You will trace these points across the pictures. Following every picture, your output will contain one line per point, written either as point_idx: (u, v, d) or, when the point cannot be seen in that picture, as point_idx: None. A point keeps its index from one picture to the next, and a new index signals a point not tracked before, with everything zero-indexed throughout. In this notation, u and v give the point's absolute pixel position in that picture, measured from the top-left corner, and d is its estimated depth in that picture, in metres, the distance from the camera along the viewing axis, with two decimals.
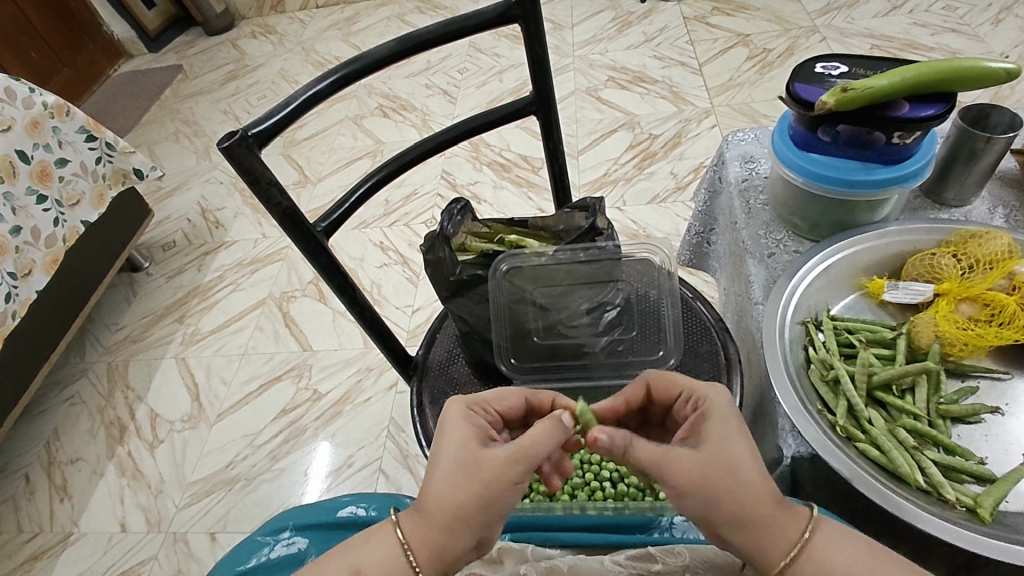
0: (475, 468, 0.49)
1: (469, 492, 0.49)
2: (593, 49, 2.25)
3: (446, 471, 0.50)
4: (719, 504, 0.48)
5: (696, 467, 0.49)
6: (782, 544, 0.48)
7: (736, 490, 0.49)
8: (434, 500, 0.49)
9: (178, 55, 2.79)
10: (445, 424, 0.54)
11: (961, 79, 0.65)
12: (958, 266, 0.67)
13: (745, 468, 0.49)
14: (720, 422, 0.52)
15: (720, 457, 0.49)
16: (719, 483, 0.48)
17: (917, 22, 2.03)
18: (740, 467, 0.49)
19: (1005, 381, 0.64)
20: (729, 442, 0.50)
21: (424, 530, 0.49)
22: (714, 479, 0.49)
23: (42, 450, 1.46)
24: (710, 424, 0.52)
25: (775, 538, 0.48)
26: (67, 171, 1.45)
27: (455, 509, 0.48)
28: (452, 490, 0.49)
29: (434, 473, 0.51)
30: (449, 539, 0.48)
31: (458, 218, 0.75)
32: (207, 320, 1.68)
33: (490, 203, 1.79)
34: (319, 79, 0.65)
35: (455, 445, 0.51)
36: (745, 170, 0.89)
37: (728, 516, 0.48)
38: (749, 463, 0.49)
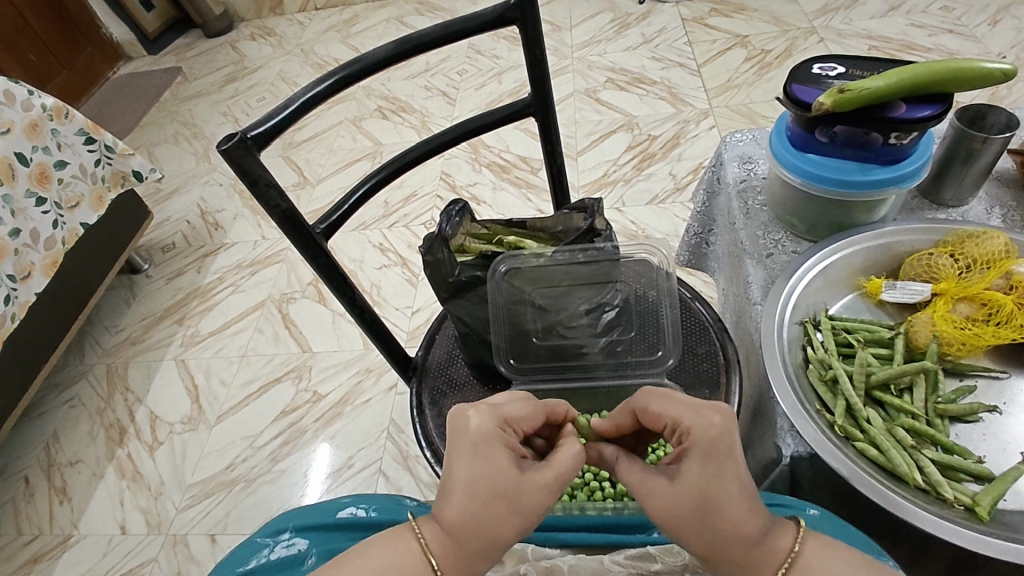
0: (509, 493, 0.47)
1: (504, 514, 0.47)
2: (592, 50, 2.26)
3: (478, 489, 0.47)
4: (700, 538, 0.46)
5: (673, 502, 0.46)
6: (772, 562, 0.46)
7: (726, 511, 0.45)
8: (463, 518, 0.47)
9: (177, 57, 2.79)
10: (473, 433, 0.50)
11: (958, 80, 0.65)
12: (956, 266, 0.68)
13: (726, 508, 0.45)
14: (698, 458, 0.46)
15: (695, 496, 0.45)
16: (698, 520, 0.46)
17: (915, 23, 2.03)
18: (721, 506, 0.45)
19: (1003, 380, 0.65)
20: (703, 479, 0.46)
21: (450, 545, 0.47)
22: (690, 516, 0.46)
23: (42, 452, 1.46)
24: (693, 450, 0.47)
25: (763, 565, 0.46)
26: (66, 173, 1.45)
27: (485, 530, 0.47)
28: (483, 512, 0.47)
29: (463, 489, 0.48)
30: (476, 556, 0.47)
31: (457, 219, 0.75)
32: (207, 322, 1.68)
33: (489, 204, 1.80)
34: (318, 82, 0.66)
35: (489, 464, 0.48)
36: (744, 170, 0.89)
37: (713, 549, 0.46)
38: (730, 502, 0.45)
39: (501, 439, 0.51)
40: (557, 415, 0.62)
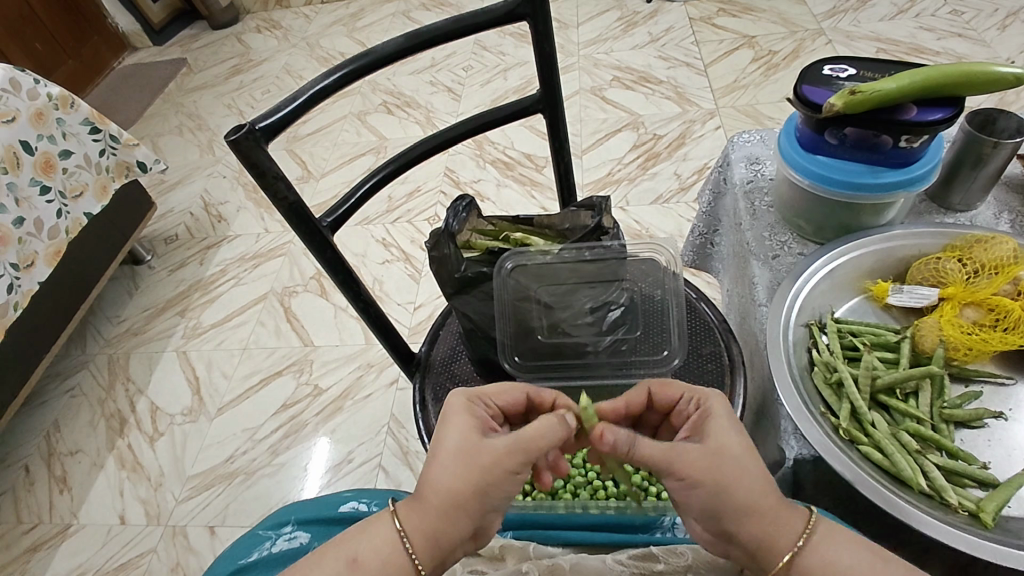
0: (475, 455, 0.51)
1: (469, 475, 0.50)
2: (598, 49, 2.25)
3: (446, 459, 0.51)
4: (723, 500, 0.49)
5: (704, 462, 0.50)
6: (790, 530, 0.50)
7: (740, 475, 0.50)
8: (433, 489, 0.51)
9: (182, 49, 2.78)
10: (447, 415, 0.55)
11: (970, 83, 0.65)
12: (963, 271, 0.67)
13: (747, 465, 0.50)
14: (720, 419, 0.53)
15: (726, 453, 0.50)
16: (727, 478, 0.50)
17: (924, 26, 2.02)
18: (738, 465, 0.50)
19: (1009, 386, 0.64)
20: (731, 436, 0.52)
21: (419, 514, 0.51)
22: (721, 472, 0.50)
23: (42, 441, 1.46)
24: (711, 420, 0.54)
25: (773, 531, 0.49)
26: (71, 163, 1.45)
27: (451, 495, 0.50)
28: (449, 478, 0.50)
29: (435, 463, 0.52)
30: (444, 522, 0.50)
31: (464, 215, 0.75)
32: (209, 314, 1.68)
33: (493, 201, 1.79)
34: (328, 74, 0.65)
35: (455, 434, 0.53)
36: (751, 171, 0.89)
37: (733, 512, 0.49)
38: (750, 459, 0.51)
39: (463, 410, 0.56)
40: (544, 400, 0.64)
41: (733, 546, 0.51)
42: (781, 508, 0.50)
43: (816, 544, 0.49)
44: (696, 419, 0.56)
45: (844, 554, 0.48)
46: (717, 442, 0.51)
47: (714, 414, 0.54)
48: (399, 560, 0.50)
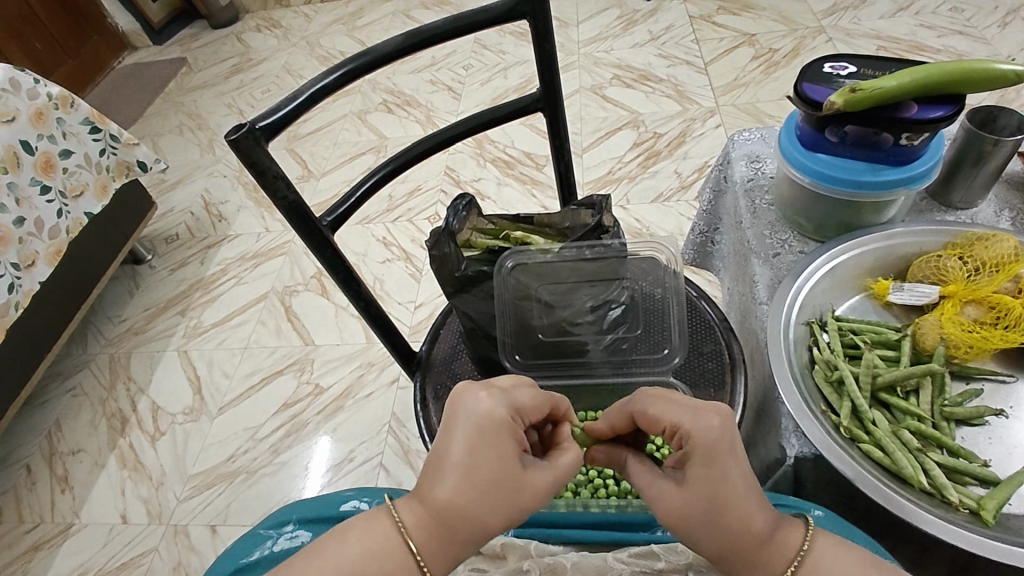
0: (489, 457, 0.47)
1: (480, 477, 0.46)
2: (598, 47, 2.25)
3: (457, 458, 0.47)
4: (716, 543, 0.46)
5: (689, 506, 0.46)
6: (784, 559, 0.47)
7: (737, 515, 0.46)
8: (439, 485, 0.47)
9: (182, 48, 2.78)
10: (463, 410, 0.50)
11: (970, 81, 0.65)
12: (964, 269, 0.67)
13: (740, 504, 0.46)
14: (704, 464, 0.46)
15: (720, 497, 0.46)
16: (716, 524, 0.46)
17: (924, 24, 2.02)
18: (733, 505, 0.46)
19: (1009, 383, 0.64)
20: (720, 479, 0.46)
21: (420, 508, 0.47)
22: (709, 518, 0.46)
23: (43, 441, 1.47)
24: (694, 461, 0.47)
25: (770, 567, 0.46)
26: (71, 163, 1.45)
27: (457, 495, 0.46)
28: (457, 480, 0.46)
29: (445, 460, 0.47)
30: (446, 523, 0.46)
31: (464, 213, 0.75)
32: (209, 313, 1.68)
33: (493, 200, 1.79)
34: (327, 73, 0.65)
35: (471, 431, 0.48)
36: (752, 169, 0.89)
37: (727, 553, 0.46)
38: (744, 498, 0.46)
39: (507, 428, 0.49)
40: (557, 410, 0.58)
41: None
42: (777, 546, 0.46)
43: (813, 571, 0.47)
44: (682, 449, 0.49)
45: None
46: (702, 485, 0.46)
47: (696, 452, 0.47)
48: (392, 553, 0.46)
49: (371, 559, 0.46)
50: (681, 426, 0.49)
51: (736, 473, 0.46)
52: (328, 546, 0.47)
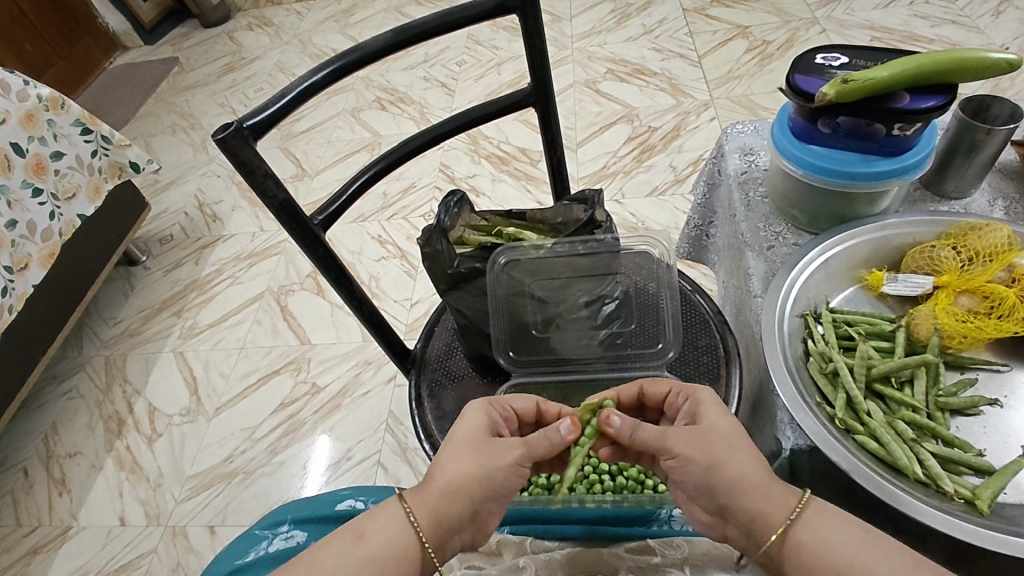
0: (486, 448, 0.56)
1: (477, 464, 0.55)
2: (592, 41, 2.24)
3: (457, 451, 0.56)
4: (716, 475, 0.53)
5: (695, 443, 0.54)
6: (783, 507, 0.51)
7: (734, 453, 0.53)
8: (442, 473, 0.55)
9: (174, 48, 2.77)
10: (462, 412, 0.61)
11: (962, 70, 0.64)
12: (957, 259, 0.67)
13: (735, 443, 0.54)
14: (712, 405, 0.58)
15: (719, 432, 0.55)
16: (721, 458, 0.53)
17: (917, 14, 2.02)
18: (734, 440, 0.54)
19: (1004, 373, 0.64)
20: (721, 420, 0.56)
21: (431, 500, 0.53)
22: (716, 450, 0.54)
23: (40, 444, 1.46)
24: (703, 407, 0.58)
25: (764, 505, 0.51)
26: (63, 164, 1.44)
27: (460, 479, 0.54)
28: (459, 467, 0.55)
29: (445, 454, 0.57)
30: (450, 505, 0.53)
31: (455, 210, 0.74)
32: (205, 314, 1.67)
33: (488, 196, 1.79)
34: (315, 70, 0.65)
35: (466, 429, 0.58)
36: (745, 162, 0.89)
37: (725, 491, 0.52)
38: (736, 437, 0.55)
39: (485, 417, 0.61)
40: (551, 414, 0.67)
41: (731, 525, 0.53)
42: (773, 486, 0.52)
43: (810, 523, 0.50)
44: (688, 408, 0.61)
45: (834, 531, 0.49)
46: (708, 425, 0.56)
47: (704, 403, 0.59)
48: (405, 537, 0.52)
49: (384, 541, 0.52)
50: (682, 387, 0.63)
51: (734, 419, 0.57)
52: (346, 542, 0.51)
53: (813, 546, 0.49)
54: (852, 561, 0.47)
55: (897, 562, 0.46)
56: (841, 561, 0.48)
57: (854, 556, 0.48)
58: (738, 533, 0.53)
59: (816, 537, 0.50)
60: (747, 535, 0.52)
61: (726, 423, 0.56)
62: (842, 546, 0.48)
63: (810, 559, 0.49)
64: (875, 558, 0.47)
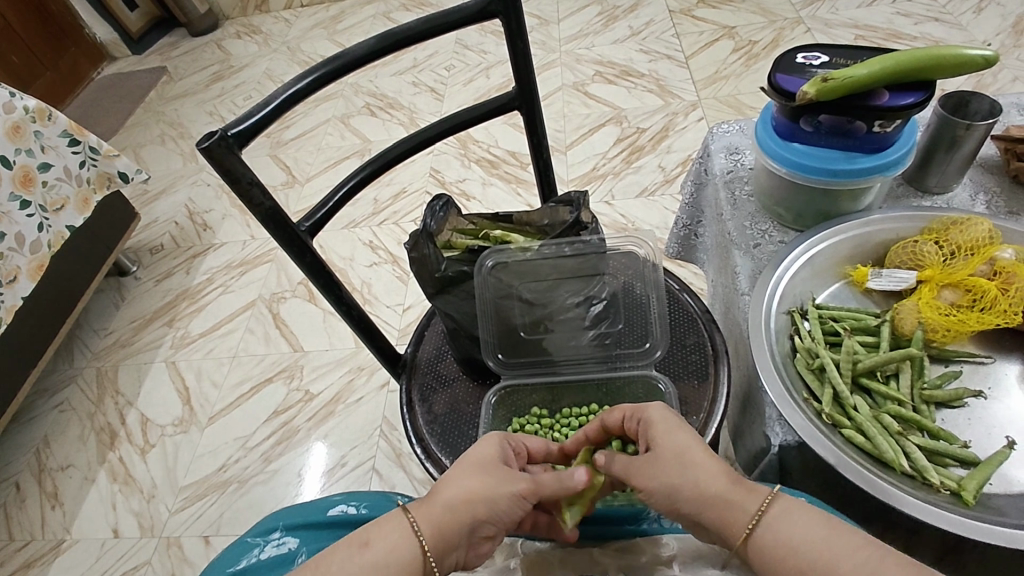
0: (494, 470, 0.57)
1: (482, 483, 0.56)
2: (579, 44, 2.25)
3: (464, 472, 0.57)
4: (679, 495, 0.54)
5: (655, 470, 0.56)
6: (742, 516, 0.51)
7: (689, 476, 0.54)
8: (447, 489, 0.56)
9: (162, 57, 2.76)
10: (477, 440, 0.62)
11: (940, 66, 0.65)
12: (940, 253, 0.68)
13: (691, 467, 0.55)
14: (661, 428, 0.58)
15: (669, 456, 0.56)
16: (678, 478, 0.55)
17: (901, 12, 2.04)
18: (690, 459, 0.55)
19: (987, 365, 0.65)
20: (671, 441, 0.57)
21: (437, 516, 0.54)
22: (671, 474, 0.55)
23: (32, 457, 1.45)
24: (653, 434, 0.58)
25: (725, 513, 0.52)
26: (51, 176, 1.43)
27: (465, 497, 0.55)
28: (464, 485, 0.56)
29: (453, 473, 0.57)
30: (453, 523, 0.54)
31: (441, 214, 0.74)
32: (197, 323, 1.67)
33: (478, 200, 1.79)
34: (299, 78, 0.65)
35: (477, 452, 0.59)
36: (731, 162, 0.89)
37: (690, 507, 0.54)
38: (692, 460, 0.55)
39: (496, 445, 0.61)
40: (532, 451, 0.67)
41: (708, 532, 0.55)
42: (732, 491, 0.53)
43: (772, 526, 0.50)
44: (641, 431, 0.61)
45: (797, 531, 0.49)
46: (659, 446, 0.57)
47: (649, 424, 0.59)
48: (407, 547, 0.52)
49: (388, 554, 0.51)
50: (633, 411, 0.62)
51: (684, 433, 0.58)
52: (350, 547, 0.51)
53: (775, 548, 0.50)
54: (812, 554, 0.47)
55: (859, 558, 0.46)
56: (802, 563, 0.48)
57: (811, 555, 0.47)
58: (715, 538, 0.54)
59: (777, 537, 0.50)
60: (722, 543, 0.54)
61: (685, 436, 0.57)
62: (803, 546, 0.48)
63: (774, 560, 0.49)
64: (836, 555, 0.46)
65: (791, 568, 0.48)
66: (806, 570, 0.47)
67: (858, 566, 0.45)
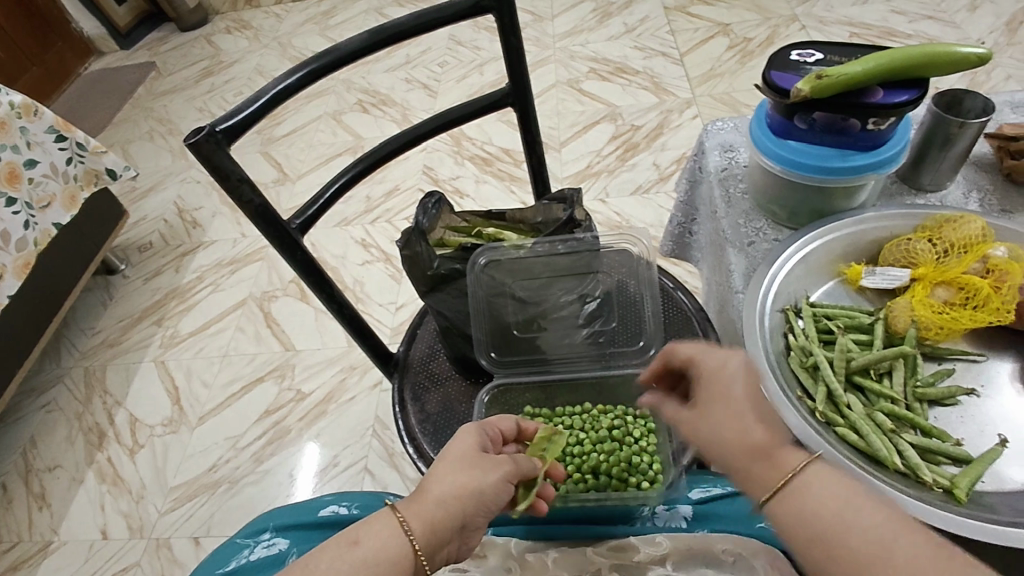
0: (478, 460, 0.56)
1: (469, 476, 0.55)
2: (574, 41, 2.24)
3: (450, 466, 0.56)
4: (717, 442, 0.52)
5: (702, 413, 0.54)
6: (773, 474, 0.48)
7: (732, 426, 0.51)
8: (436, 485, 0.54)
9: (151, 52, 2.73)
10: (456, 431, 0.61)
11: (933, 64, 0.65)
12: (934, 251, 0.68)
13: (736, 417, 0.51)
14: (716, 372, 0.55)
15: (718, 402, 0.53)
16: (721, 425, 0.52)
17: (894, 10, 2.04)
18: (734, 408, 0.52)
19: (980, 363, 0.65)
20: (723, 387, 0.53)
21: (427, 511, 0.52)
22: (715, 420, 0.53)
23: (19, 458, 1.44)
24: (707, 376, 0.55)
25: (757, 470, 0.49)
26: (37, 172, 1.41)
27: (455, 491, 0.54)
28: (453, 479, 0.55)
29: (439, 468, 0.56)
30: (443, 517, 0.52)
31: (434, 212, 0.73)
32: (187, 322, 1.65)
33: (472, 197, 1.78)
34: (289, 74, 0.64)
35: (459, 444, 0.58)
36: (725, 159, 0.89)
37: (727, 457, 0.51)
38: (739, 409, 0.52)
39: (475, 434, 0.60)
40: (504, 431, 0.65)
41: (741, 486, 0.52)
42: (771, 446, 0.49)
43: (801, 488, 0.47)
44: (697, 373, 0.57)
45: (824, 494, 0.46)
46: (712, 390, 0.54)
47: (705, 366, 0.56)
48: (398, 545, 0.50)
49: (379, 554, 0.49)
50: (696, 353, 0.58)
51: (737, 379, 0.53)
52: (338, 546, 0.49)
53: (798, 509, 0.46)
54: (827, 523, 0.44)
55: (882, 529, 0.42)
56: (821, 527, 0.44)
57: (832, 521, 0.44)
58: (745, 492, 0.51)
59: (804, 499, 0.46)
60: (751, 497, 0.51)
61: (733, 378, 0.53)
62: (827, 511, 0.45)
63: (795, 521, 0.46)
64: (858, 522, 0.43)
65: (809, 530, 0.45)
66: (823, 534, 0.44)
67: (878, 537, 0.42)
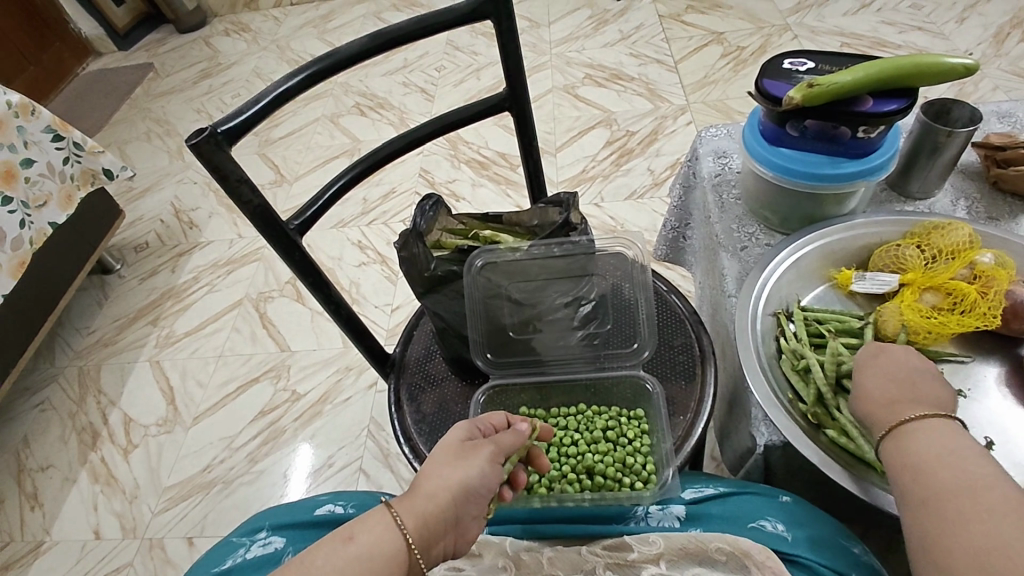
0: (466, 455, 0.57)
1: (459, 470, 0.56)
2: (570, 47, 2.26)
3: (441, 462, 0.57)
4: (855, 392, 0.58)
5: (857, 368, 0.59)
6: (892, 420, 0.53)
7: (875, 380, 0.57)
8: (427, 481, 0.55)
9: (148, 53, 2.74)
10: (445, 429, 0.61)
11: (922, 74, 0.66)
12: (921, 257, 0.70)
13: (882, 375, 0.57)
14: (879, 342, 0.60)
15: (873, 362, 0.58)
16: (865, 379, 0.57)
17: (885, 21, 2.07)
18: (887, 369, 0.57)
19: (967, 366, 0.66)
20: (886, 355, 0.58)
21: (419, 506, 0.53)
22: (863, 374, 0.58)
23: (12, 458, 1.43)
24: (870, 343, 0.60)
25: (880, 414, 0.54)
26: (34, 172, 1.41)
27: (445, 486, 0.55)
28: (444, 474, 0.56)
29: (430, 464, 0.57)
30: (436, 511, 0.53)
31: (431, 214, 0.74)
32: (182, 322, 1.65)
33: (468, 200, 1.79)
34: (290, 76, 0.65)
35: (448, 441, 0.59)
36: (719, 165, 0.90)
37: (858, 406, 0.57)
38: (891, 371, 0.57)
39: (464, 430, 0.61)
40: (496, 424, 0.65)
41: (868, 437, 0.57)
42: (902, 401, 0.54)
43: (910, 433, 0.52)
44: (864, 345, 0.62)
45: (928, 440, 0.50)
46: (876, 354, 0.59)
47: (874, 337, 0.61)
48: (393, 540, 0.50)
49: (376, 548, 0.49)
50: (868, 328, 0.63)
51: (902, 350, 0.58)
52: (333, 542, 0.49)
53: (900, 449, 0.51)
54: (927, 459, 0.49)
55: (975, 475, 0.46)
56: (918, 462, 0.49)
57: (933, 460, 0.49)
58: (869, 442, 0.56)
59: (910, 441, 0.51)
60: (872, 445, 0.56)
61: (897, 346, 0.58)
62: (927, 452, 0.49)
63: (896, 456, 0.51)
64: (954, 467, 0.47)
65: (907, 463, 0.50)
66: (916, 466, 0.49)
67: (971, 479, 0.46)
